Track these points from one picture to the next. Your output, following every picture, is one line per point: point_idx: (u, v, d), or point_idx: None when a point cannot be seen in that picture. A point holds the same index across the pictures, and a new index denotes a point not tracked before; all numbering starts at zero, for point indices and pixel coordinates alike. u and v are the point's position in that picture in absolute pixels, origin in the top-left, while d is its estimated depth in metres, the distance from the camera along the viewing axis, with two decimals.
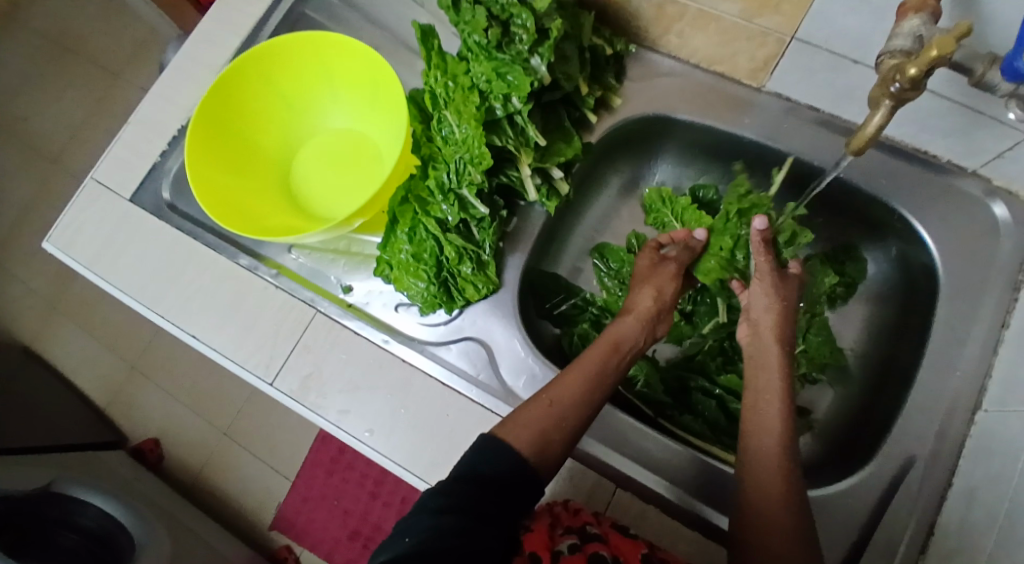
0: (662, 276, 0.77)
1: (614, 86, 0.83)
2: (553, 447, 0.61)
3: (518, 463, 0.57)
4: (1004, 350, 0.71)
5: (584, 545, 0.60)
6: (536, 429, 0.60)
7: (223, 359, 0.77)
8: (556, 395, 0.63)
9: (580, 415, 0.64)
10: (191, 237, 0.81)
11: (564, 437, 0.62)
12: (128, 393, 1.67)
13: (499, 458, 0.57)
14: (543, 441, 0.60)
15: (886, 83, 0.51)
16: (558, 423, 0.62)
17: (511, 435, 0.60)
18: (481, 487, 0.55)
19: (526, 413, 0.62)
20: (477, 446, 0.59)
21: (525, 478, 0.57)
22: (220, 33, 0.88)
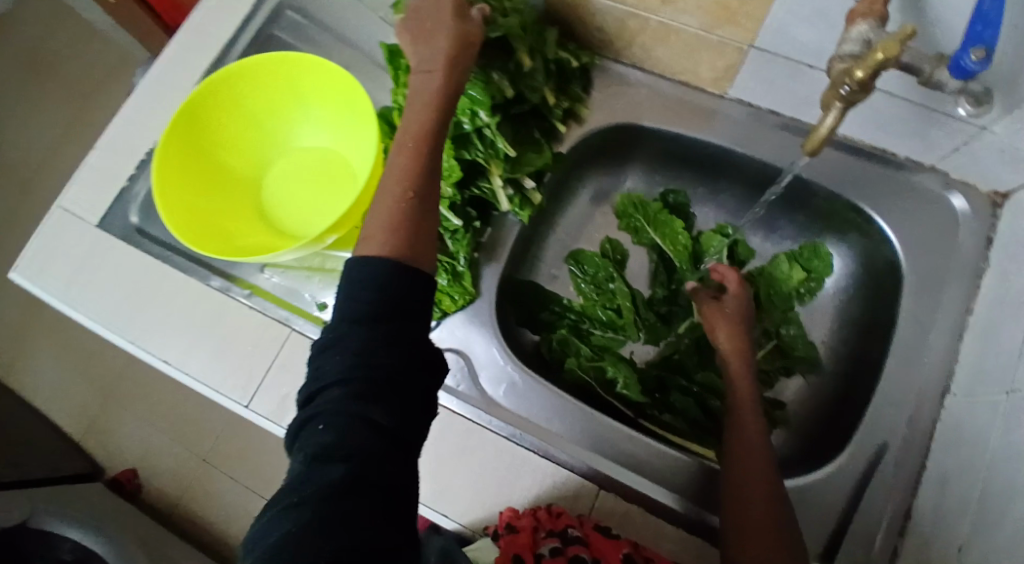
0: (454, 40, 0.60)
1: (582, 98, 0.84)
2: (422, 235, 0.53)
3: (391, 269, 0.49)
4: (969, 338, 0.73)
5: (565, 548, 0.63)
6: (396, 219, 0.52)
7: (197, 383, 0.76)
8: (399, 176, 0.54)
9: (433, 164, 0.56)
10: (162, 261, 0.80)
11: (423, 187, 0.54)
12: (105, 422, 1.64)
13: (360, 288, 0.48)
14: (409, 224, 0.52)
15: (836, 87, 0.54)
16: (420, 190, 0.54)
17: (374, 246, 0.51)
18: (374, 328, 0.47)
19: (377, 217, 0.53)
20: (344, 276, 0.49)
21: (403, 290, 0.49)
22: (189, 57, 0.89)
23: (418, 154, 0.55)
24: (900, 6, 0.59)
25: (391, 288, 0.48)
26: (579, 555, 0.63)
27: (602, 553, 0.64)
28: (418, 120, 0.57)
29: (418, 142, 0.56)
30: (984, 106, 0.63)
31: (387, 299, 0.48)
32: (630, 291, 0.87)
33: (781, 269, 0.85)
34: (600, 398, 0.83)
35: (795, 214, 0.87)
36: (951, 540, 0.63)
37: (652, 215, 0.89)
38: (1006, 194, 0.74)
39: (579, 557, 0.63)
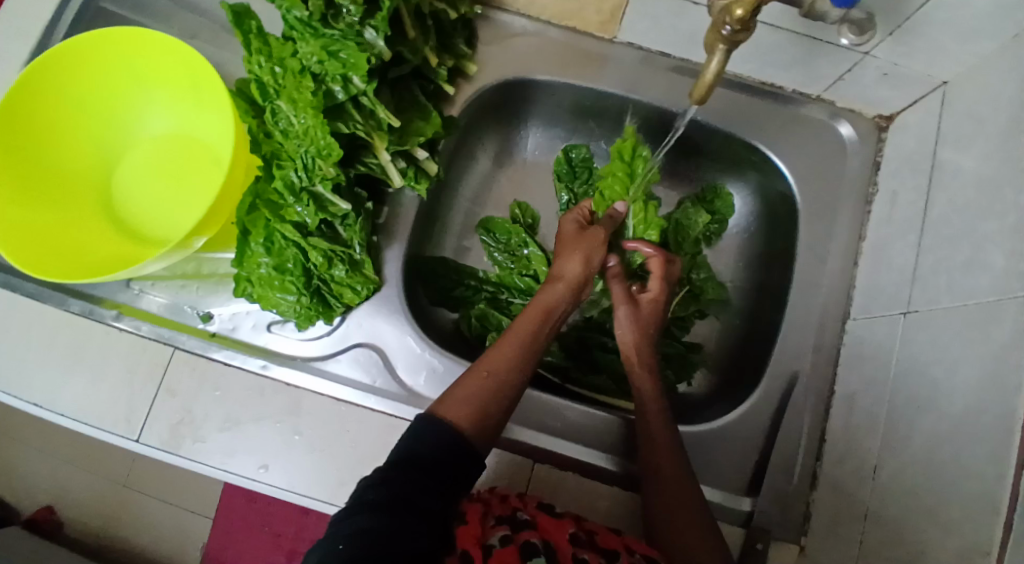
0: (591, 243, 0.72)
1: (467, 53, 0.78)
2: (490, 418, 0.60)
3: (453, 440, 0.56)
4: (863, 261, 0.75)
5: (515, 535, 0.58)
6: (474, 402, 0.59)
7: (72, 423, 0.68)
8: (492, 365, 0.62)
9: (522, 369, 0.63)
10: (8, 289, 0.71)
11: (510, 386, 0.62)
12: (2, 461, 1.49)
13: (432, 434, 0.56)
14: (483, 415, 0.59)
15: (717, 27, 0.51)
16: (498, 393, 0.61)
17: (450, 413, 0.58)
18: (412, 470, 0.53)
19: (463, 388, 0.60)
20: (413, 426, 0.57)
21: (457, 458, 0.56)
22: (3, 44, 0.76)
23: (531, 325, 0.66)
24: None
25: (446, 451, 0.55)
26: (530, 541, 0.57)
27: (550, 534, 0.59)
28: (543, 299, 0.68)
29: (520, 342, 0.64)
30: (867, 33, 0.64)
31: (435, 458, 0.55)
32: (545, 256, 0.85)
33: (688, 218, 0.83)
34: None
35: (696, 157, 0.86)
36: (863, 458, 0.65)
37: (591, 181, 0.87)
38: (889, 117, 0.76)
39: (530, 543, 0.57)
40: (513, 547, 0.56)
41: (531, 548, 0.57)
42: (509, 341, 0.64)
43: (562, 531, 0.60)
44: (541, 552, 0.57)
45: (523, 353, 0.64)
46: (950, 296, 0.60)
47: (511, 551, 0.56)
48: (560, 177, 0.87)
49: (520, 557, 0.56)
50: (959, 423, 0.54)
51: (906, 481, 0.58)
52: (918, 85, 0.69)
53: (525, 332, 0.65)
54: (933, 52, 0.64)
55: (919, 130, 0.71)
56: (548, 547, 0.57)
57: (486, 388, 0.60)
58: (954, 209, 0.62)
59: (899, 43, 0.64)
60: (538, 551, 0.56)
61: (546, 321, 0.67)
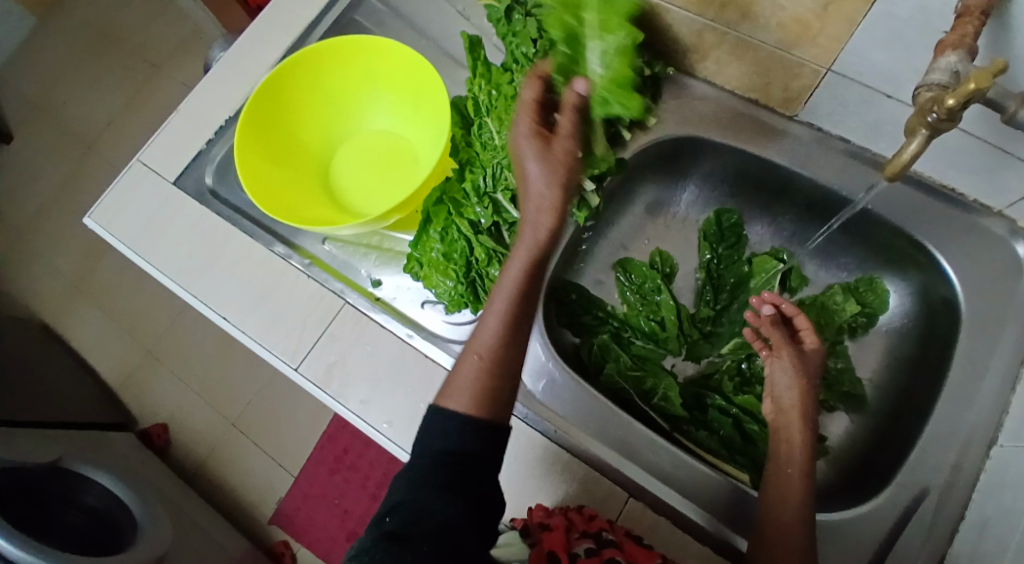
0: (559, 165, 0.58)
1: (649, 106, 0.85)
2: (500, 387, 0.59)
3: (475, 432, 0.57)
4: (1023, 388, 0.71)
5: (600, 549, 0.59)
6: (476, 386, 0.58)
7: (249, 342, 0.79)
8: (483, 342, 0.60)
9: (515, 341, 0.60)
10: (230, 223, 0.84)
11: (506, 355, 0.60)
12: (143, 377, 1.69)
13: (448, 431, 0.57)
14: (488, 394, 0.58)
15: (923, 113, 0.54)
16: (496, 369, 0.59)
17: (456, 403, 0.58)
18: (461, 469, 0.55)
19: (459, 373, 0.59)
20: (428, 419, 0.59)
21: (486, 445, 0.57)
22: (270, 29, 0.92)
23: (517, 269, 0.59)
24: (988, 40, 0.58)
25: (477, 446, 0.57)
26: (615, 557, 0.59)
27: (635, 558, 0.60)
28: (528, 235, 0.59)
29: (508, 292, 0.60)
30: None
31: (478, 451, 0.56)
32: (675, 305, 0.88)
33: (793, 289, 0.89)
34: (637, 408, 0.83)
35: (855, 247, 0.86)
36: None
37: (726, 259, 0.91)
38: None
39: (615, 559, 0.58)
40: (599, 559, 0.58)
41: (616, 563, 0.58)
42: (498, 305, 0.60)
43: (650, 560, 0.60)
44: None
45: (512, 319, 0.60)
46: None
47: None
48: (706, 236, 0.91)
49: None
50: None
51: None
52: None
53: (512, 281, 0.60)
54: None
55: None
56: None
57: (479, 369, 0.58)
58: None
59: None
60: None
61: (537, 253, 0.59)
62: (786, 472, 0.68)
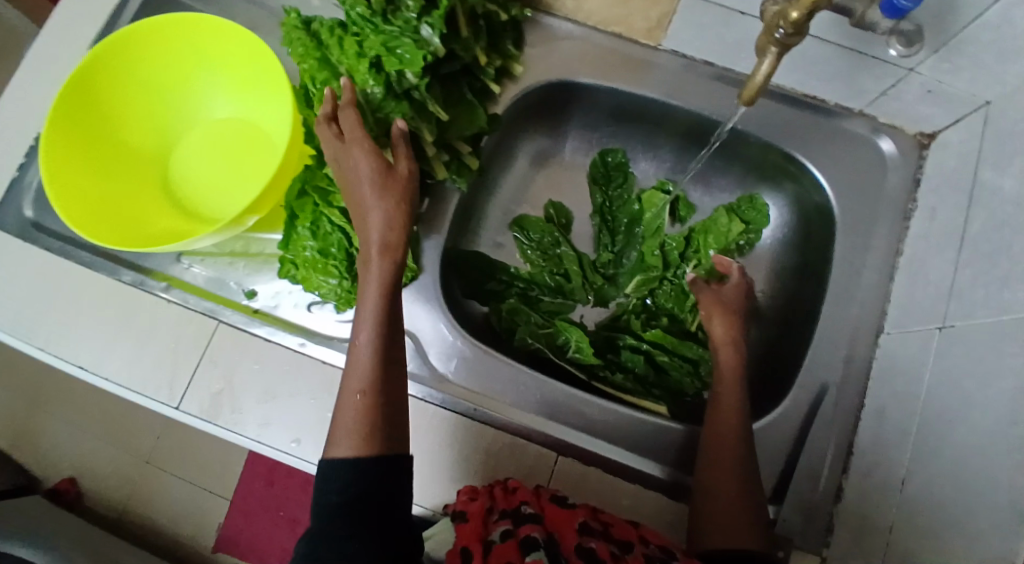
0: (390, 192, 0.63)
1: (514, 54, 0.79)
2: (387, 422, 0.57)
3: (365, 468, 0.53)
4: (898, 277, 0.75)
5: (516, 529, 0.57)
6: (360, 423, 0.56)
7: (119, 388, 0.73)
8: (360, 380, 0.58)
9: (390, 377, 0.59)
10: (64, 256, 0.77)
11: (381, 386, 0.58)
12: (31, 430, 1.49)
13: (339, 475, 0.53)
14: (373, 426, 0.56)
15: (771, 30, 0.53)
16: (379, 405, 0.57)
17: (343, 449, 0.55)
18: (354, 502, 0.52)
19: (343, 416, 0.57)
20: (317, 477, 0.54)
21: (383, 477, 0.54)
22: (71, 24, 0.83)
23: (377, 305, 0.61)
24: None
25: (369, 479, 0.53)
26: (531, 534, 0.56)
27: (557, 527, 0.59)
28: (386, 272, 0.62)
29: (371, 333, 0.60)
30: (916, 45, 0.65)
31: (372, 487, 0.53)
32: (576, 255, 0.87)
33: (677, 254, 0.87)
34: (552, 363, 0.81)
35: (735, 166, 0.87)
36: (892, 469, 0.65)
37: (614, 198, 0.90)
38: (931, 135, 0.77)
39: (532, 537, 0.56)
40: (514, 539, 0.56)
41: (532, 541, 0.56)
42: (365, 343, 0.60)
43: (572, 522, 0.60)
44: (542, 544, 0.56)
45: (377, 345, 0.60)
46: (986, 311, 0.60)
47: (511, 545, 0.55)
48: (594, 180, 0.90)
49: (518, 550, 0.55)
50: (991, 437, 0.55)
51: (935, 494, 0.58)
52: (960, 104, 0.70)
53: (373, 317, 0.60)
54: (975, 70, 0.64)
55: (960, 148, 0.71)
56: (551, 540, 0.57)
57: (363, 411, 0.56)
58: (993, 226, 0.63)
59: (945, 61, 0.65)
60: (539, 545, 0.55)
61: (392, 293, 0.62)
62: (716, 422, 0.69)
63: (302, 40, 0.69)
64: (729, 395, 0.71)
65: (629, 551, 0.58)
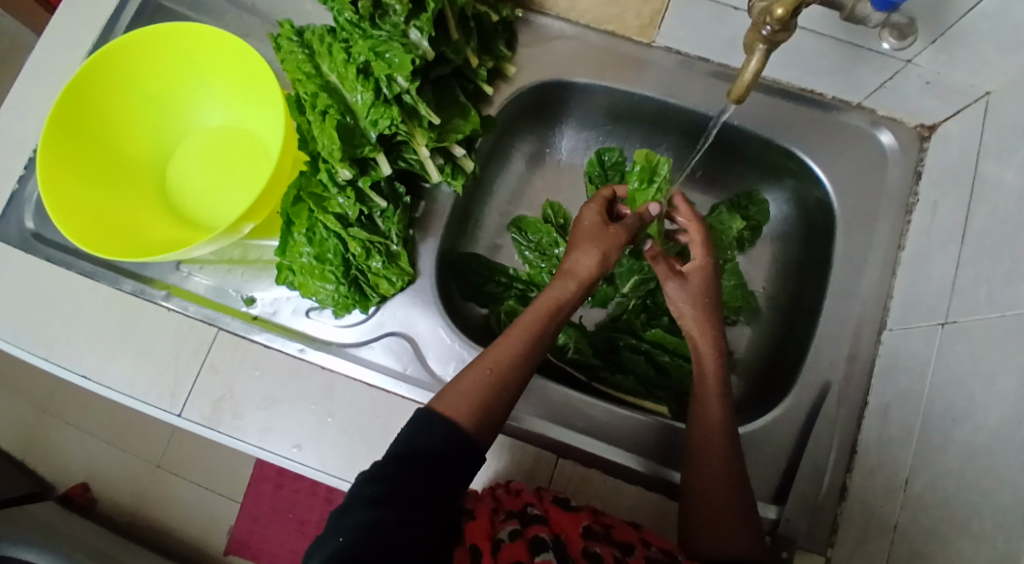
0: (607, 239, 0.70)
1: (507, 55, 0.80)
2: (492, 413, 0.60)
3: (455, 438, 0.57)
4: (901, 273, 0.74)
5: (525, 529, 0.57)
6: (474, 400, 0.59)
7: (121, 396, 0.74)
8: (496, 360, 0.62)
9: (521, 373, 0.63)
10: (65, 267, 0.77)
11: (509, 385, 0.62)
12: (44, 437, 1.50)
13: (429, 428, 0.57)
14: (484, 407, 0.59)
15: (757, 28, 0.53)
16: (502, 391, 0.61)
17: (450, 408, 0.59)
18: (415, 465, 0.54)
19: (465, 381, 0.61)
20: (415, 418, 0.58)
21: (461, 452, 0.57)
22: (66, 34, 0.84)
23: (539, 318, 0.66)
24: None
25: (450, 449, 0.56)
26: (539, 534, 0.56)
27: (562, 529, 0.58)
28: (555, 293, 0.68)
29: (523, 336, 0.64)
30: (909, 38, 0.64)
31: (441, 455, 0.56)
32: None
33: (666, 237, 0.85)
34: (553, 365, 0.82)
35: (734, 163, 0.86)
36: (896, 469, 0.64)
37: None
38: (931, 126, 0.75)
39: (540, 537, 0.56)
40: (523, 540, 0.56)
41: (541, 541, 0.56)
42: (515, 336, 0.64)
43: (577, 526, 0.59)
44: (550, 545, 0.56)
45: (524, 350, 0.63)
46: (990, 307, 0.59)
47: (521, 546, 0.55)
48: (590, 179, 0.88)
49: (529, 552, 0.55)
50: (996, 437, 0.54)
51: (940, 494, 0.57)
52: (960, 95, 0.68)
53: (529, 328, 0.65)
54: (975, 61, 0.63)
55: (962, 141, 0.70)
56: (559, 542, 0.56)
57: (488, 386, 0.60)
58: (995, 220, 0.61)
59: (943, 52, 0.64)
60: (548, 545, 0.55)
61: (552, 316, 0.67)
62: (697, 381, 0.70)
63: (294, 51, 0.70)
64: (712, 402, 0.68)
65: (631, 553, 0.57)
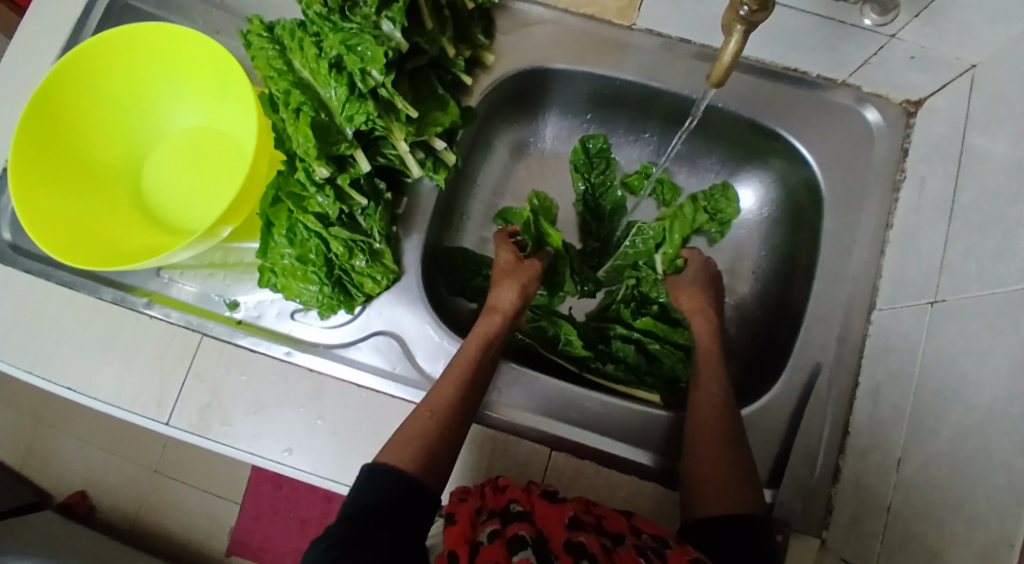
0: (524, 273, 0.75)
1: (485, 43, 0.78)
2: (437, 455, 0.60)
3: (402, 483, 0.56)
4: (890, 251, 0.73)
5: (504, 529, 0.56)
6: (417, 442, 0.60)
7: (107, 407, 0.73)
8: (432, 405, 0.63)
9: (459, 411, 0.63)
10: (43, 278, 0.76)
11: (452, 425, 0.62)
12: (41, 447, 1.50)
13: (374, 481, 0.56)
14: (425, 451, 0.59)
15: (734, 8, 0.52)
16: (441, 431, 0.61)
17: (392, 457, 0.59)
18: (363, 518, 0.53)
19: (405, 431, 0.61)
20: (357, 481, 0.58)
21: (411, 497, 0.56)
22: (33, 40, 0.82)
23: (473, 354, 0.67)
24: None
25: (397, 496, 0.55)
26: (518, 533, 0.55)
27: (545, 524, 0.58)
28: (483, 330, 0.70)
29: (461, 375, 0.65)
30: (891, 12, 0.63)
31: (386, 505, 0.55)
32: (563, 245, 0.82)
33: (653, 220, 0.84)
34: (544, 357, 0.81)
35: (720, 147, 0.85)
36: (889, 450, 0.64)
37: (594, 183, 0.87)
38: (918, 102, 0.75)
39: (519, 535, 0.55)
40: (501, 540, 0.55)
41: (519, 539, 0.55)
42: (449, 378, 0.65)
43: (561, 517, 0.58)
44: (530, 543, 0.55)
45: (465, 389, 0.64)
46: (980, 284, 0.58)
47: (499, 546, 0.54)
48: (576, 167, 0.87)
49: (509, 550, 0.54)
50: (988, 416, 0.53)
51: (933, 474, 0.57)
52: (947, 68, 0.67)
53: (462, 369, 0.66)
54: (962, 33, 0.62)
55: (949, 115, 0.69)
56: (540, 537, 0.56)
57: (426, 430, 0.60)
58: (984, 195, 0.61)
59: (928, 24, 0.63)
60: (526, 543, 0.55)
61: (485, 350, 0.68)
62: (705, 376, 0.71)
63: (265, 48, 0.68)
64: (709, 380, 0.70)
65: (621, 543, 0.57)
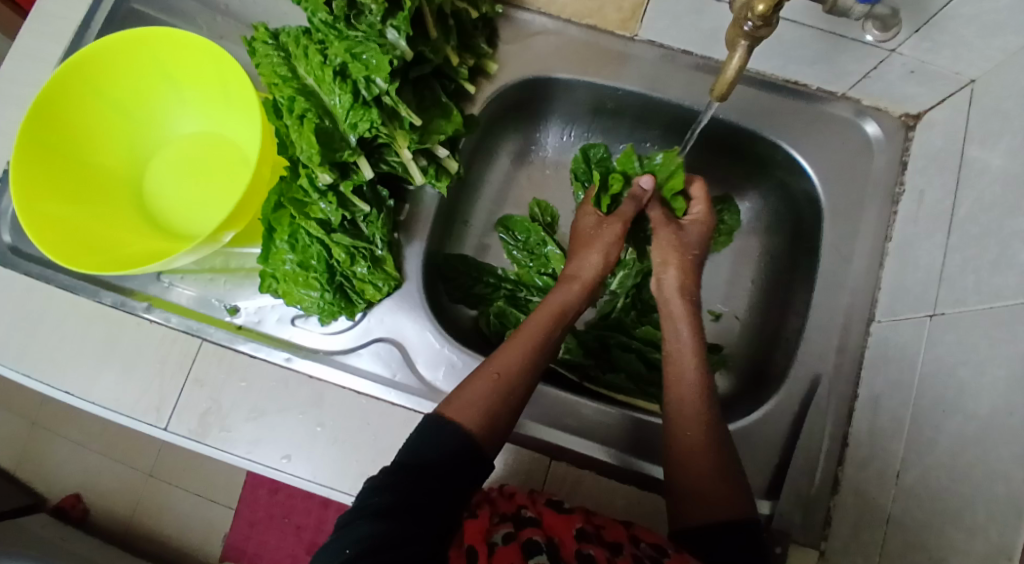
0: (606, 239, 0.75)
1: (488, 52, 0.78)
2: (500, 420, 0.60)
3: (465, 448, 0.57)
4: (888, 263, 0.74)
5: (518, 532, 0.56)
6: (484, 406, 0.60)
7: (105, 411, 0.73)
8: (503, 368, 0.62)
9: (525, 379, 0.63)
10: (43, 281, 0.76)
11: (517, 393, 0.62)
12: (36, 450, 1.48)
13: (437, 439, 0.57)
14: (490, 417, 0.59)
15: (739, 24, 0.53)
16: (507, 397, 0.61)
17: (457, 416, 0.59)
18: (419, 476, 0.54)
19: (473, 390, 0.61)
20: (418, 428, 0.58)
21: (468, 462, 0.56)
22: (37, 43, 0.82)
23: (540, 321, 0.67)
24: None
25: (458, 458, 0.56)
26: (533, 537, 0.56)
27: (556, 532, 0.57)
28: (556, 299, 0.70)
29: (531, 344, 0.65)
30: (892, 29, 0.63)
31: (448, 464, 0.55)
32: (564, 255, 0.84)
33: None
34: None
35: (719, 158, 0.86)
36: (888, 461, 0.64)
37: None
38: (917, 115, 0.75)
39: (533, 540, 0.55)
40: (516, 542, 0.55)
41: (533, 544, 0.55)
42: (520, 345, 0.64)
43: (569, 528, 0.58)
44: (544, 547, 0.55)
45: (531, 360, 0.64)
46: (978, 296, 0.59)
47: (513, 549, 0.55)
48: (576, 176, 0.86)
49: (522, 555, 0.54)
50: (987, 428, 0.53)
51: (932, 484, 0.57)
52: (945, 82, 0.68)
53: (535, 338, 0.65)
54: (960, 48, 0.63)
55: (947, 128, 0.70)
56: (552, 544, 0.56)
57: (494, 395, 0.60)
58: (982, 208, 0.61)
59: (927, 39, 0.63)
60: (541, 547, 0.55)
61: (557, 322, 0.68)
62: (672, 356, 0.69)
63: (269, 55, 0.68)
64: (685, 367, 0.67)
65: (620, 553, 0.56)
